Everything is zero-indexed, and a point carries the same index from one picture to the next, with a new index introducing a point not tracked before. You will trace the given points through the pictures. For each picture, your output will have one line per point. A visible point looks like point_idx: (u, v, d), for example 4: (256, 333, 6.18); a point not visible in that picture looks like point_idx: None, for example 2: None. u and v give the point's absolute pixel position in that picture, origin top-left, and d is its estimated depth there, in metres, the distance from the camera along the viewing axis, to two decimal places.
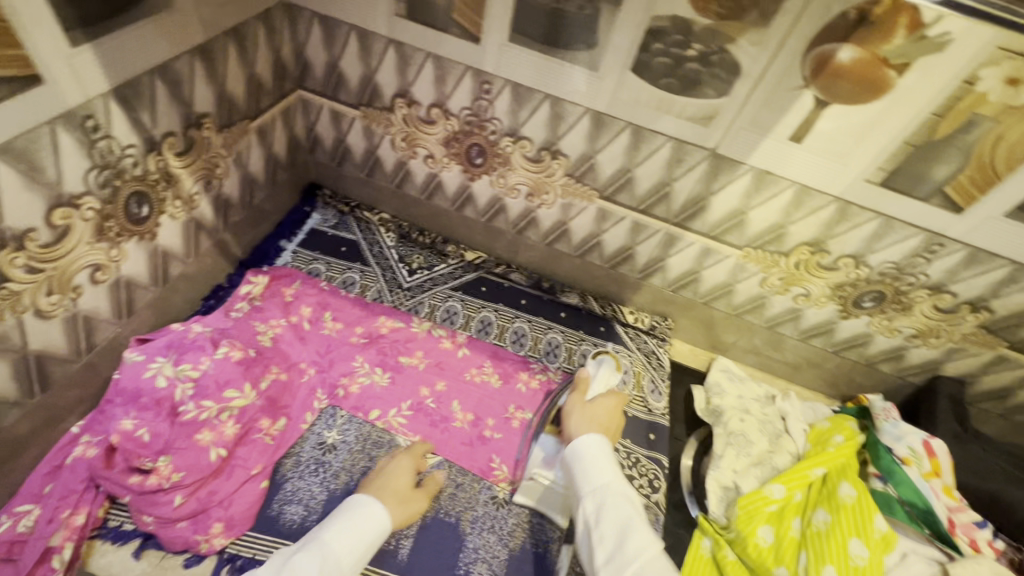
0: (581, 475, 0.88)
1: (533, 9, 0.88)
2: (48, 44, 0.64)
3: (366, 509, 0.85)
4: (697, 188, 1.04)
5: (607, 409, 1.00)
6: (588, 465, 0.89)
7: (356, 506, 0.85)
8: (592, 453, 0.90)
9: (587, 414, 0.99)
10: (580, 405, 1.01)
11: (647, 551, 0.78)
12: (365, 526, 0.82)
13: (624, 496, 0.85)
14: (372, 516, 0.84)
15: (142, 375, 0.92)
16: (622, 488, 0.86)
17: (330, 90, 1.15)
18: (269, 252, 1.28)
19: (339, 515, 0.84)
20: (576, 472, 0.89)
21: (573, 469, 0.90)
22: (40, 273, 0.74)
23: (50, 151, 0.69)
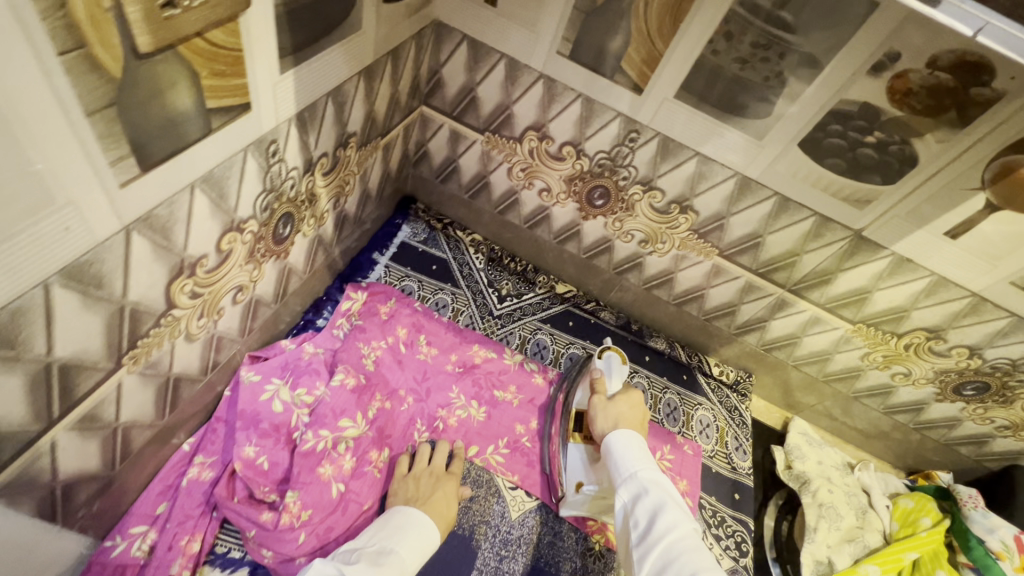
0: (616, 463, 0.86)
1: (713, 72, 0.85)
2: (263, 72, 0.59)
3: (423, 533, 0.82)
4: (827, 263, 1.03)
5: (631, 401, 1.00)
6: (624, 455, 0.86)
7: (417, 526, 0.82)
8: (629, 442, 0.88)
9: (611, 413, 0.98)
10: (603, 402, 1.00)
11: (682, 535, 0.72)
12: (427, 552, 0.80)
13: (661, 480, 0.81)
14: (431, 544, 0.81)
15: (259, 398, 0.90)
16: (657, 474, 0.82)
17: (457, 110, 1.12)
18: (363, 265, 1.25)
19: (400, 530, 0.80)
20: (614, 462, 0.87)
21: (610, 458, 0.88)
22: (199, 298, 0.70)
23: (237, 177, 0.65)
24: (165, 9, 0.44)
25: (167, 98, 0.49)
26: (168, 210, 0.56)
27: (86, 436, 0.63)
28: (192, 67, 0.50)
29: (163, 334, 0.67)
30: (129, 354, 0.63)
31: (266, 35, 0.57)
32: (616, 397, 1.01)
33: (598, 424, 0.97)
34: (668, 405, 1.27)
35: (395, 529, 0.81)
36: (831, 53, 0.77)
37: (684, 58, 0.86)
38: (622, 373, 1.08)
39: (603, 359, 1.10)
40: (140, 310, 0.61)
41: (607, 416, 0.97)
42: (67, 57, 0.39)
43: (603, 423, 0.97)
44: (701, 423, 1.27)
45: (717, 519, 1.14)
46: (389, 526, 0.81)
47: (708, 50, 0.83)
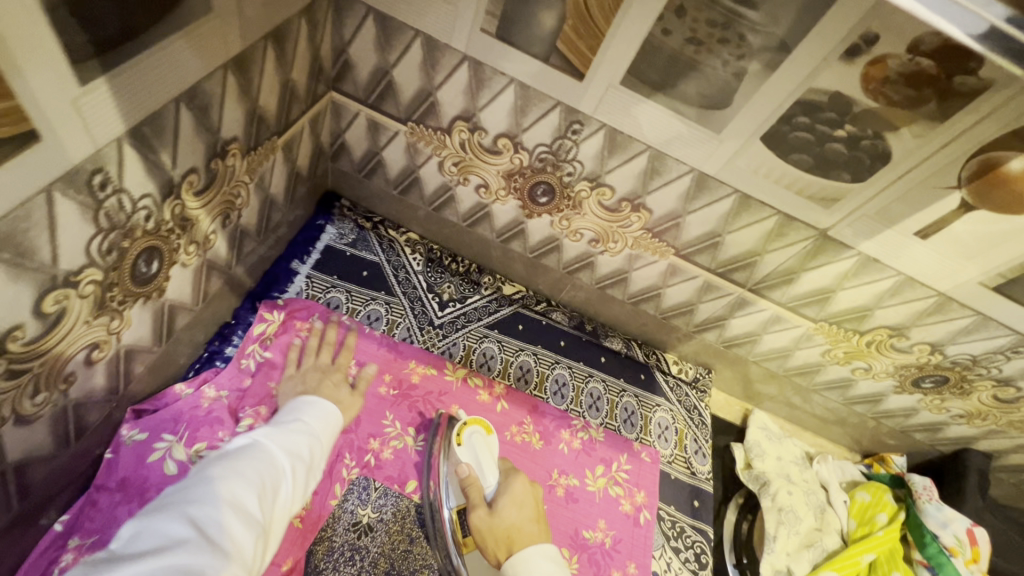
0: None
1: (663, 55, 0.72)
2: (50, 87, 0.43)
3: (324, 413, 0.83)
4: (790, 262, 0.95)
5: (515, 500, 0.90)
6: None
7: (314, 402, 0.84)
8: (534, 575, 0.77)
9: (497, 527, 0.85)
10: (486, 516, 0.86)
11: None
12: (331, 420, 0.83)
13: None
14: (331, 416, 0.84)
15: (147, 459, 0.77)
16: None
17: (372, 97, 0.95)
18: (280, 277, 1.09)
19: (298, 408, 0.82)
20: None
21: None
22: (23, 374, 0.55)
23: (45, 225, 0.49)
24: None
25: None
26: None
27: None
28: None
29: None
30: None
31: (40, 39, 0.41)
32: (498, 504, 0.89)
33: (492, 553, 0.84)
34: (625, 410, 1.20)
35: (294, 410, 0.82)
36: (799, 34, 0.65)
37: (630, 36, 0.72)
38: (487, 456, 0.98)
39: (464, 444, 0.98)
40: None
41: (497, 536, 0.85)
42: None
43: (497, 549, 0.84)
44: (660, 426, 1.21)
45: (676, 531, 1.09)
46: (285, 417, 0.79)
47: (657, 29, 0.70)
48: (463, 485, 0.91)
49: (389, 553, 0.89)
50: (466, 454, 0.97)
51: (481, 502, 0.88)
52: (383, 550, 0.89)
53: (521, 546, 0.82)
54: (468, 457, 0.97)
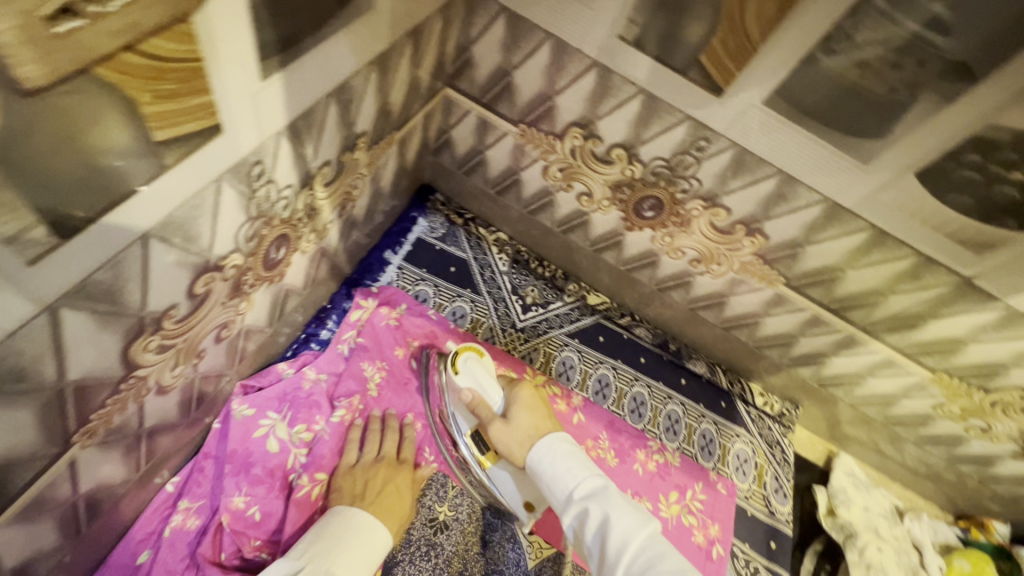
0: (551, 484, 0.77)
1: (821, 76, 0.67)
2: (239, 84, 0.44)
3: (368, 534, 0.72)
4: (918, 307, 0.87)
5: (524, 406, 0.86)
6: (557, 470, 0.77)
7: (358, 527, 0.72)
8: (558, 452, 0.78)
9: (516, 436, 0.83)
10: (503, 428, 0.84)
11: (638, 538, 0.68)
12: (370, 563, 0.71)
13: (598, 485, 0.75)
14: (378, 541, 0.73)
15: (252, 435, 0.81)
16: (598, 480, 0.75)
17: (488, 97, 0.94)
18: (373, 266, 1.11)
19: (339, 536, 0.70)
20: (549, 481, 0.77)
21: (542, 476, 0.78)
22: (170, 350, 0.58)
23: (210, 214, 0.50)
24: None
25: (84, 141, 0.34)
26: (112, 272, 0.43)
27: (33, 521, 0.53)
28: (121, 90, 0.34)
29: (125, 398, 0.55)
30: (81, 430, 0.51)
31: (240, 37, 0.41)
32: (511, 414, 0.85)
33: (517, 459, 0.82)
34: (703, 437, 1.15)
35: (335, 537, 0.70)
36: (991, 65, 0.58)
37: (787, 54, 0.66)
38: (486, 369, 0.90)
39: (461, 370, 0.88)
40: (88, 384, 0.48)
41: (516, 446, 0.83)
42: None
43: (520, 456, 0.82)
44: (738, 458, 1.15)
45: (750, 570, 1.04)
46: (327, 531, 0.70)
47: (820, 49, 0.64)
48: (471, 404, 0.87)
49: (463, 553, 0.89)
50: (466, 380, 0.88)
51: (493, 417, 0.85)
52: (458, 549, 0.90)
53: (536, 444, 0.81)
54: (468, 382, 0.88)
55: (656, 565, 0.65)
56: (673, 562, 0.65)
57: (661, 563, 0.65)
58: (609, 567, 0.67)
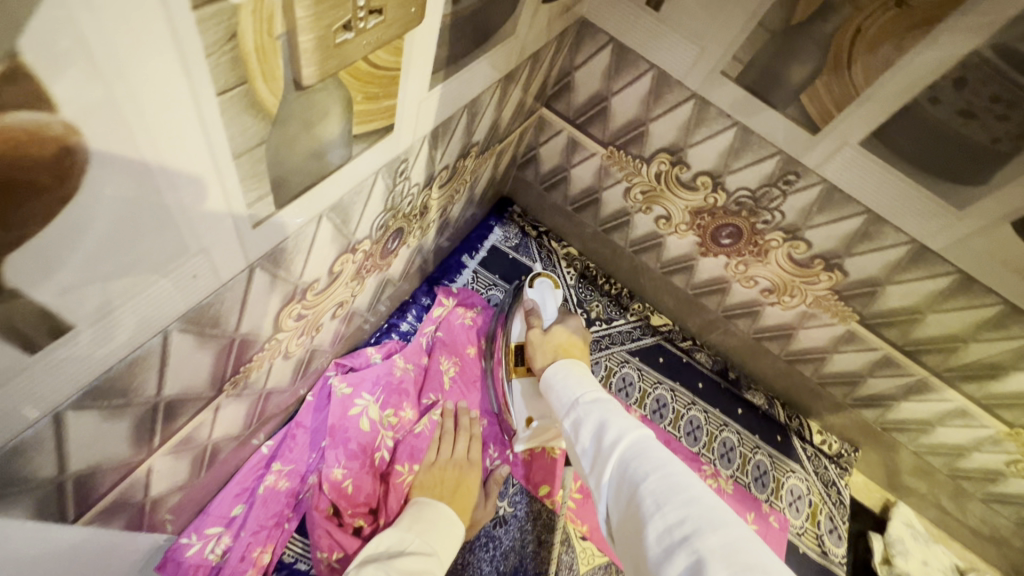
0: (558, 397, 0.79)
1: (922, 122, 0.70)
2: (415, 92, 0.51)
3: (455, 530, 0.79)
4: (1000, 357, 0.87)
5: (568, 328, 0.94)
6: (565, 384, 0.79)
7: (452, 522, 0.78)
8: (571, 372, 0.81)
9: (547, 345, 0.91)
10: (540, 335, 0.93)
11: (632, 434, 0.64)
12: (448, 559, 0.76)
13: (601, 397, 0.74)
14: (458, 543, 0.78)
15: (349, 411, 0.88)
16: (604, 393, 0.75)
17: (582, 118, 1.00)
18: (451, 268, 1.18)
19: (438, 525, 0.76)
20: (558, 392, 0.79)
21: (553, 392, 0.81)
22: (302, 319, 0.65)
23: (364, 202, 0.58)
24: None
25: (316, 129, 0.40)
26: (294, 242, 0.50)
27: (178, 457, 0.60)
28: (348, 91, 0.41)
29: (263, 356, 0.62)
30: (231, 380, 0.58)
31: (427, 56, 0.48)
32: (552, 329, 0.94)
33: (539, 360, 0.90)
34: (757, 468, 1.15)
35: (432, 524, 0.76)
36: None
37: (891, 99, 0.70)
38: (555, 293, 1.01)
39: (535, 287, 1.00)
40: (248, 339, 0.55)
41: (546, 349, 0.90)
42: (225, 96, 0.31)
43: (544, 356, 0.90)
44: (792, 494, 1.14)
45: None
46: (417, 515, 0.76)
47: (925, 96, 0.68)
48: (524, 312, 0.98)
49: (519, 549, 0.92)
50: (534, 291, 1.00)
51: (538, 324, 0.95)
52: (514, 545, 0.93)
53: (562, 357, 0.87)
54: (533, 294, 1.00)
55: (646, 452, 0.61)
56: (665, 454, 0.61)
57: (652, 452, 0.61)
58: (600, 455, 0.64)
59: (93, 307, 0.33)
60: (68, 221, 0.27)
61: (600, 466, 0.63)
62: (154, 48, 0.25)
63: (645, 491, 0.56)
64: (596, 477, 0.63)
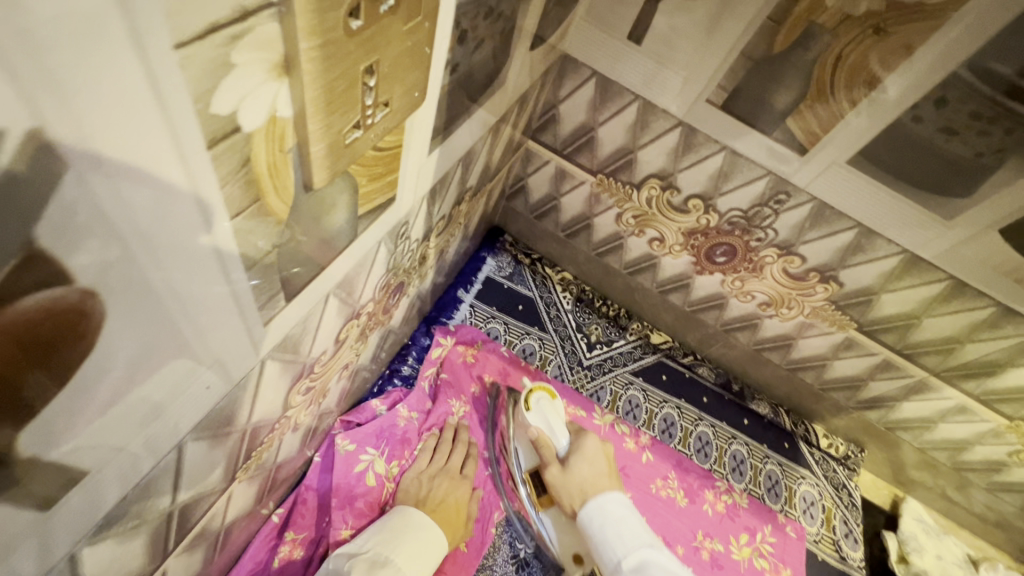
0: (602, 547, 0.82)
1: (908, 141, 0.71)
2: (415, 160, 0.49)
3: (425, 532, 0.80)
4: (996, 356, 0.89)
5: (587, 457, 0.93)
6: (607, 534, 0.83)
7: (417, 526, 0.80)
8: (609, 517, 0.85)
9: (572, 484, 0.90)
10: (560, 473, 0.91)
11: None
12: (425, 560, 0.78)
13: (647, 556, 0.80)
14: (433, 542, 0.80)
15: (354, 468, 0.87)
16: (647, 552, 0.80)
17: (569, 149, 1.00)
18: (447, 304, 1.16)
19: (399, 532, 0.78)
20: (600, 544, 0.83)
21: (594, 541, 0.84)
22: (310, 391, 0.63)
23: (367, 270, 0.56)
24: (350, 22, 0.26)
25: (324, 220, 0.39)
26: (303, 326, 0.48)
27: (192, 552, 0.57)
28: (354, 178, 0.39)
29: (274, 435, 0.60)
30: (244, 467, 0.56)
31: (426, 126, 0.47)
32: (571, 462, 0.92)
33: (566, 499, 0.90)
34: (769, 478, 1.15)
35: (393, 533, 0.78)
36: None
37: (876, 120, 0.71)
38: (556, 411, 0.98)
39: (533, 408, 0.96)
40: (259, 426, 0.53)
41: (570, 488, 0.90)
42: (239, 217, 0.29)
43: (569, 498, 0.90)
44: (805, 501, 1.15)
45: None
46: (391, 527, 0.79)
47: (908, 116, 0.69)
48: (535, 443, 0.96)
49: None
50: (537, 418, 0.96)
51: (554, 458, 0.93)
52: None
53: (597, 488, 0.89)
54: (537, 421, 0.96)
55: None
56: None
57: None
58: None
59: (110, 446, 0.31)
60: (85, 376, 0.26)
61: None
62: (155, 162, 0.22)
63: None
64: None
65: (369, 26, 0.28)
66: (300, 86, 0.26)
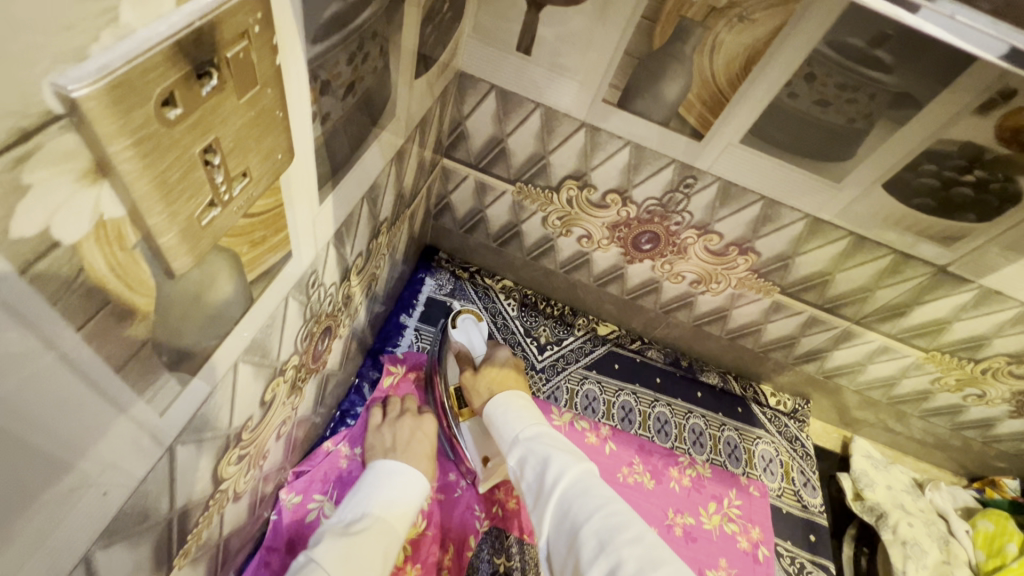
0: (501, 429, 0.83)
1: (788, 115, 0.75)
2: (304, 215, 0.48)
3: (400, 477, 0.81)
4: (904, 297, 0.96)
5: (499, 365, 0.97)
6: (508, 417, 0.83)
7: (390, 476, 0.80)
8: (511, 405, 0.85)
9: (484, 386, 0.94)
10: (472, 375, 0.95)
11: (574, 472, 0.71)
12: (408, 499, 0.79)
13: (544, 432, 0.80)
14: (414, 483, 0.81)
15: (305, 520, 0.86)
16: (543, 428, 0.81)
17: (483, 161, 1.00)
18: (392, 332, 1.14)
19: (372, 486, 0.79)
20: (501, 427, 0.83)
21: (496, 427, 0.84)
22: (245, 456, 0.61)
23: (280, 328, 0.54)
24: (166, 111, 0.25)
25: (207, 299, 0.38)
26: (213, 402, 0.46)
27: None
28: (232, 251, 0.38)
29: (212, 512, 0.57)
30: (182, 551, 0.53)
31: (310, 180, 0.46)
32: (483, 367, 0.96)
33: (478, 400, 0.93)
34: (728, 444, 1.20)
35: (368, 488, 0.79)
36: (932, 93, 0.68)
37: (757, 99, 0.75)
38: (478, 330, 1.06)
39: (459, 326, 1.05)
40: (188, 509, 0.50)
41: (482, 390, 0.93)
42: (89, 325, 0.28)
43: (483, 398, 0.93)
44: (764, 459, 1.20)
45: (796, 567, 1.09)
46: (364, 485, 0.79)
47: (784, 93, 0.73)
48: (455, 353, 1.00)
49: None
50: (459, 334, 1.04)
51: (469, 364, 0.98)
52: None
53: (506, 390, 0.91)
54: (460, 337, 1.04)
55: (588, 492, 0.68)
56: (605, 493, 0.69)
57: (594, 492, 0.68)
58: (543, 496, 0.70)
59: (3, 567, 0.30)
60: None
61: (541, 505, 0.70)
62: None
63: (591, 535, 0.63)
64: (541, 515, 0.70)
65: (193, 110, 0.27)
66: (124, 184, 0.25)
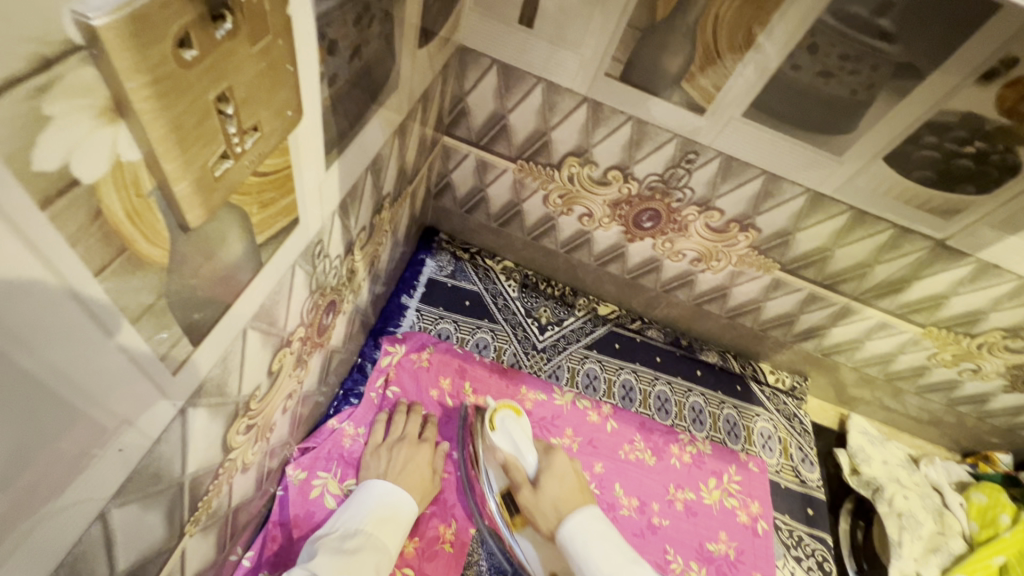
0: (583, 558, 0.81)
1: (791, 87, 0.75)
2: (311, 178, 0.48)
3: (392, 498, 0.85)
4: (903, 272, 0.96)
5: (558, 474, 0.92)
6: (592, 546, 0.82)
7: (382, 495, 0.84)
8: (591, 533, 0.83)
9: (552, 500, 0.89)
10: (532, 494, 0.90)
11: None
12: (398, 519, 0.83)
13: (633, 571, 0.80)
14: (405, 503, 0.85)
15: (311, 495, 0.87)
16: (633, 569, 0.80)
17: (485, 139, 1.00)
18: (393, 313, 1.14)
19: (365, 505, 0.83)
20: (579, 561, 0.81)
21: (573, 554, 0.82)
22: (253, 426, 0.61)
23: (287, 296, 0.54)
24: (182, 52, 0.25)
25: (218, 257, 0.38)
26: (223, 367, 0.46)
27: None
28: (242, 209, 0.38)
29: (221, 481, 0.58)
30: (194, 516, 0.54)
31: (317, 142, 0.46)
32: (541, 482, 0.91)
33: (541, 520, 0.88)
34: (728, 421, 1.21)
35: (360, 506, 0.83)
36: (934, 63, 0.68)
37: (759, 72, 0.75)
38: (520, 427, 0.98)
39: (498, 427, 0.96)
40: (199, 475, 0.51)
41: (545, 508, 0.89)
42: (106, 272, 0.28)
43: (548, 521, 0.88)
44: (763, 436, 1.22)
45: (794, 540, 1.10)
46: (358, 503, 0.83)
47: (787, 65, 0.73)
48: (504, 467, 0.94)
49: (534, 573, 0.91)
50: (502, 438, 0.96)
51: (525, 480, 0.92)
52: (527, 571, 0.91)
53: (574, 506, 0.88)
54: (501, 439, 0.96)
55: None
56: None
57: None
58: None
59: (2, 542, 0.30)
60: None
61: None
62: None
63: None
64: None
65: (208, 53, 0.27)
66: (141, 124, 0.25)
